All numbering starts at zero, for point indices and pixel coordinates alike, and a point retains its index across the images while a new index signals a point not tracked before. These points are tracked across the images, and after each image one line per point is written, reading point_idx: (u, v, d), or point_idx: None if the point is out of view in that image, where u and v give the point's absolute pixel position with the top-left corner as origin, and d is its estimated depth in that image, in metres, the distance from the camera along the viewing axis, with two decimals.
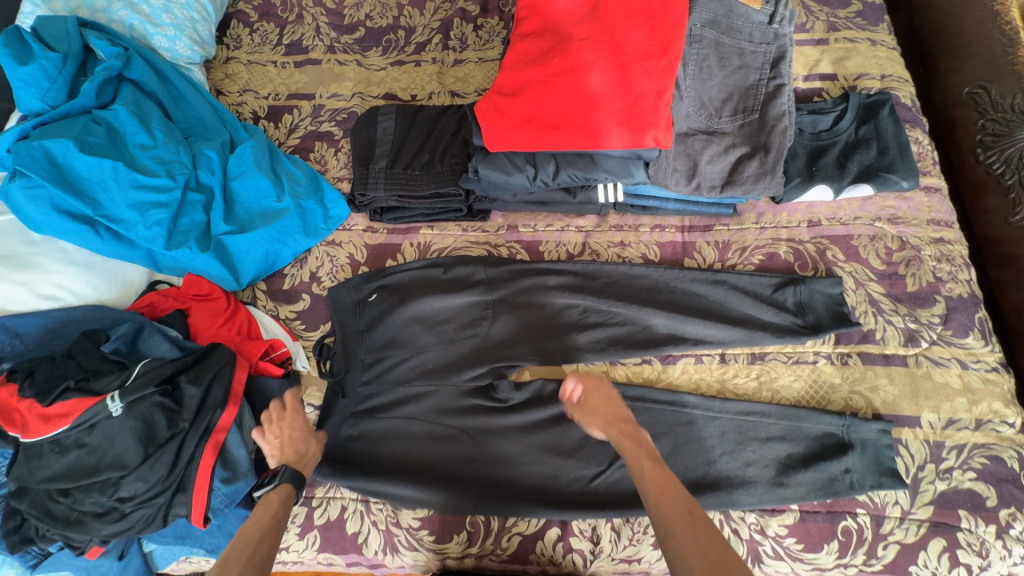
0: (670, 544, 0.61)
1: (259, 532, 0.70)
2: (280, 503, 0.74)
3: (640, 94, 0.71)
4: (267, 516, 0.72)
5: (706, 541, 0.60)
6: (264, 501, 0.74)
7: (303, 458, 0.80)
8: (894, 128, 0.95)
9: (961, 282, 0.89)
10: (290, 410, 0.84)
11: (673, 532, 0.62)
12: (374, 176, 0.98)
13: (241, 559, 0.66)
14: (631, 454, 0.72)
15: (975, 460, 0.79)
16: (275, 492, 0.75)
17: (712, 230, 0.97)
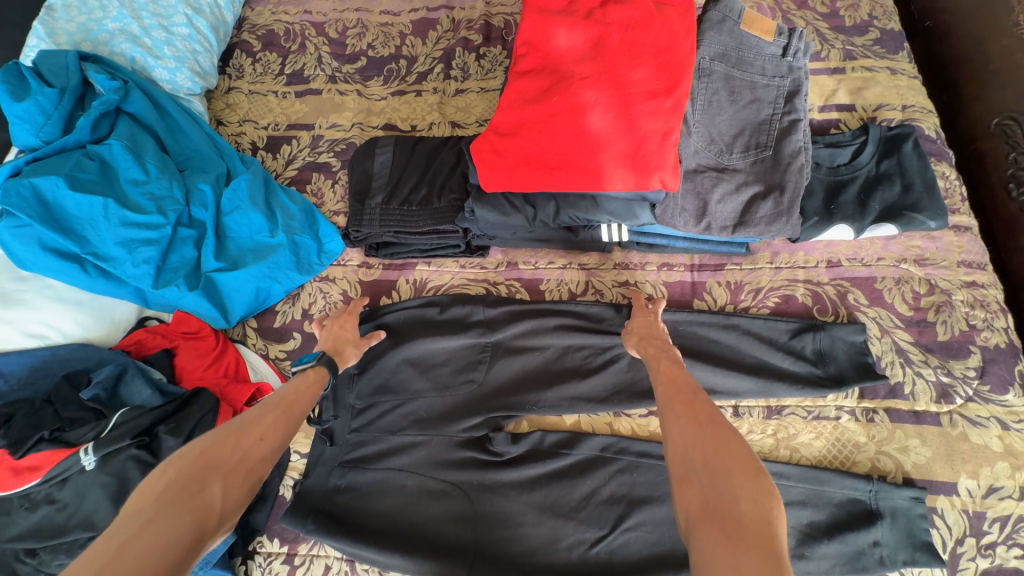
0: (666, 413, 0.59)
1: (295, 394, 0.70)
2: (315, 379, 0.75)
3: (645, 135, 0.67)
4: (303, 386, 0.73)
5: (700, 409, 0.57)
6: (302, 374, 0.75)
7: (338, 352, 0.82)
8: (918, 162, 0.89)
9: (998, 330, 0.82)
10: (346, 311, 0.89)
11: (671, 406, 0.60)
12: (369, 212, 0.95)
13: (275, 410, 0.66)
14: (652, 360, 0.71)
15: (1021, 534, 0.71)
16: (313, 370, 0.76)
17: (723, 270, 0.91)
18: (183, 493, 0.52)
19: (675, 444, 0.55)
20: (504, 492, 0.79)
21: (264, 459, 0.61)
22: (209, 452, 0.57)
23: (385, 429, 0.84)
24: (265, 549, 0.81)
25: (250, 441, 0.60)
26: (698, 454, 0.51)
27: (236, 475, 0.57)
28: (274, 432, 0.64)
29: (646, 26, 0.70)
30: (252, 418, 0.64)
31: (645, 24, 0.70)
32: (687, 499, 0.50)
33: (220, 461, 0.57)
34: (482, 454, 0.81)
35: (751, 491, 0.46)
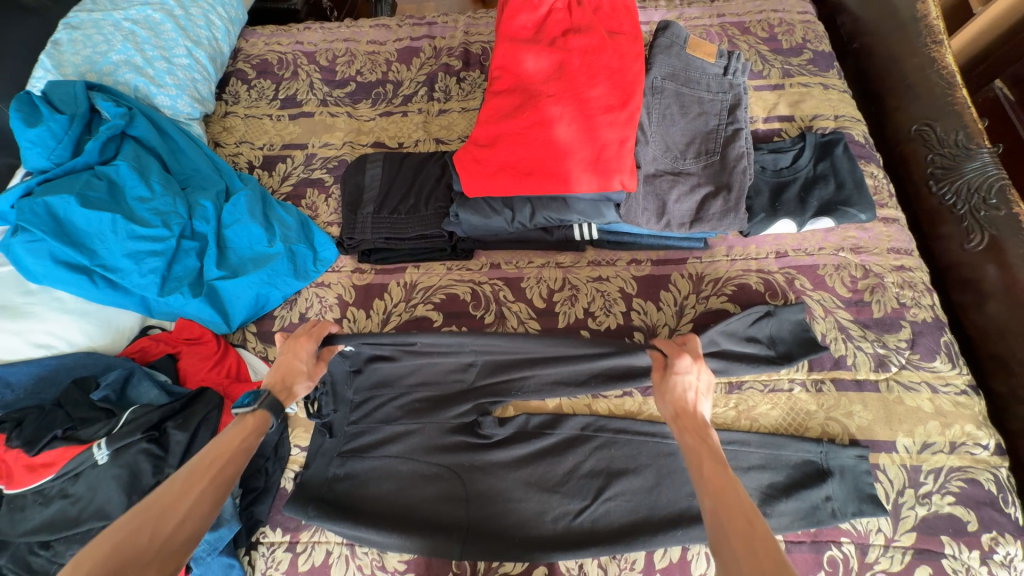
0: (721, 550, 0.51)
1: (227, 451, 0.62)
2: (254, 426, 0.67)
3: (605, 142, 0.77)
4: (238, 439, 0.64)
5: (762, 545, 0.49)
6: (238, 422, 0.67)
7: (287, 388, 0.74)
8: (848, 164, 1.02)
9: (924, 307, 0.93)
10: (301, 334, 0.80)
11: (725, 535, 0.52)
12: (362, 221, 1.03)
13: (203, 476, 0.58)
14: (691, 450, 0.64)
15: (953, 483, 0.80)
16: (251, 415, 0.68)
17: (686, 263, 1.02)
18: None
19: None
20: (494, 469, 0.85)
21: (187, 544, 0.54)
22: (122, 548, 0.49)
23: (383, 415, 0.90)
24: (267, 540, 0.85)
25: (171, 528, 0.53)
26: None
27: (151, 573, 0.50)
28: (201, 507, 0.56)
29: (601, 52, 0.81)
30: (171, 493, 0.56)
31: (600, 49, 0.81)
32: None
33: (135, 556, 0.49)
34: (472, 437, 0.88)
35: None
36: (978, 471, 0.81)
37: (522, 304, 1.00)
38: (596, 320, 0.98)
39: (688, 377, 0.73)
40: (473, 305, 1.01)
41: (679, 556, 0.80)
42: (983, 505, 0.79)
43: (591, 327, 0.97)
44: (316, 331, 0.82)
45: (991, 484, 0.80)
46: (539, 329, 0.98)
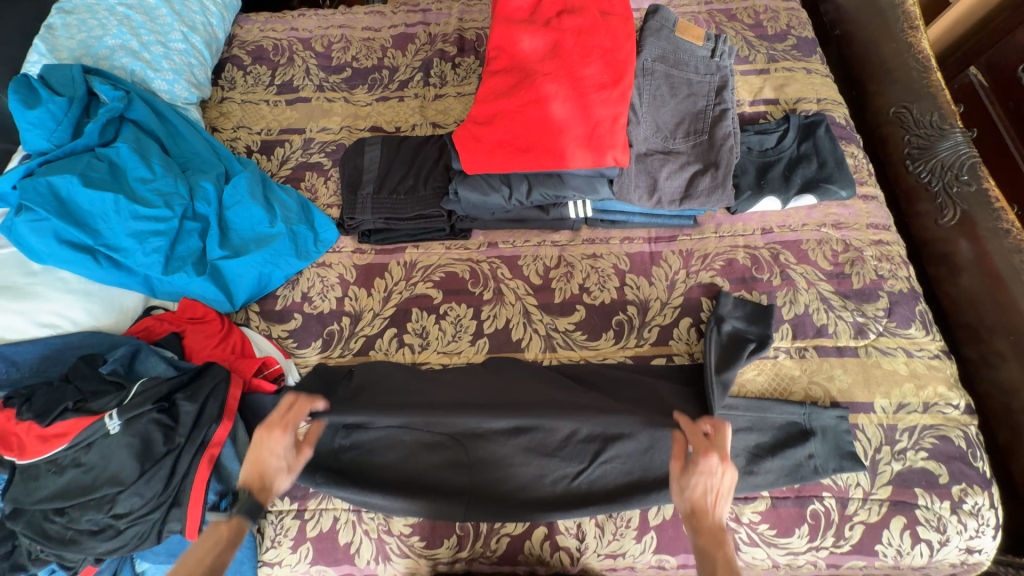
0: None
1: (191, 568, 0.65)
2: (227, 534, 0.70)
3: (598, 119, 0.80)
4: (211, 554, 0.68)
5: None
6: (216, 529, 0.71)
7: (264, 486, 0.74)
8: (830, 144, 1.07)
9: (901, 278, 0.98)
10: (273, 424, 0.76)
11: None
12: (361, 201, 1.06)
13: None
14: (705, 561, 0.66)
15: (926, 440, 0.85)
16: (227, 524, 0.71)
17: (676, 240, 1.06)
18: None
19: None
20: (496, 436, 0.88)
21: None
22: None
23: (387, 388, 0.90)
24: (275, 508, 0.87)
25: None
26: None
27: None
28: None
29: (594, 32, 0.84)
30: None
31: (592, 30, 0.84)
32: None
33: None
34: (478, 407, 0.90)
35: None
36: (950, 428, 0.86)
37: (520, 281, 1.03)
38: (591, 295, 1.01)
39: (711, 478, 0.71)
40: (472, 282, 1.04)
41: (672, 514, 0.84)
42: (954, 459, 0.84)
43: (586, 301, 1.01)
44: (291, 416, 0.77)
45: (961, 440, 0.85)
46: (536, 305, 1.01)
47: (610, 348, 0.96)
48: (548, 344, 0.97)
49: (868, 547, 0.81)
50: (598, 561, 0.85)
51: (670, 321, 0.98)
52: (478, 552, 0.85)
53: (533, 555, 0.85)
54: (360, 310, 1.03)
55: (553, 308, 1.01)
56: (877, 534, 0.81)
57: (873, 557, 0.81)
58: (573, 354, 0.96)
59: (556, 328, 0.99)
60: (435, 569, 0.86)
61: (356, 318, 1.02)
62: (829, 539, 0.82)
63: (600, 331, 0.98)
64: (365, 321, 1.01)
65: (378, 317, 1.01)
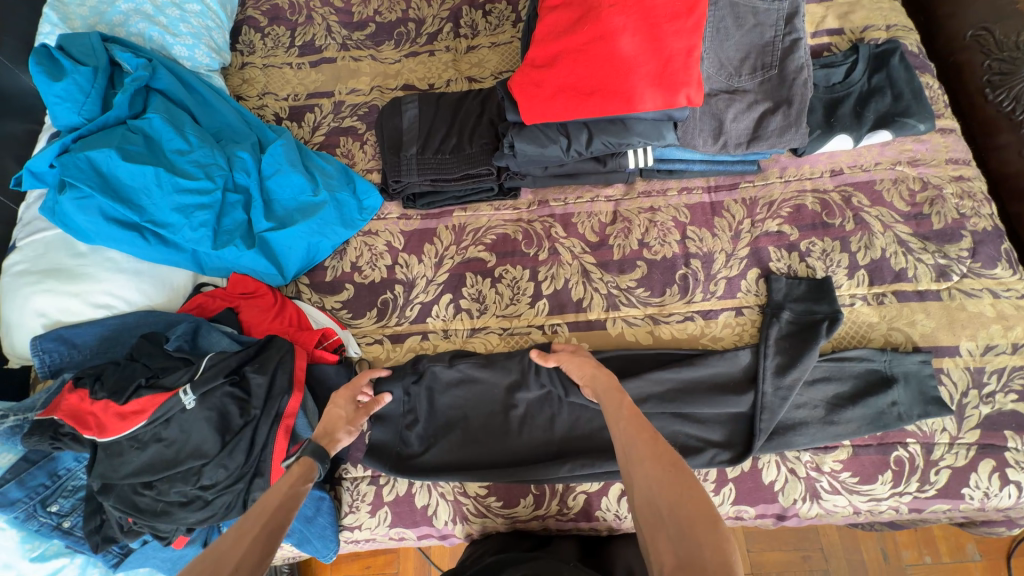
0: (629, 458, 0.59)
1: (278, 500, 0.64)
2: (299, 474, 0.69)
3: (671, 54, 0.74)
4: (285, 487, 0.66)
5: (658, 448, 0.59)
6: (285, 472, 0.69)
7: (329, 436, 0.77)
8: (905, 74, 0.99)
9: (984, 216, 0.92)
10: (342, 390, 0.83)
11: (634, 447, 0.60)
12: (405, 163, 1.01)
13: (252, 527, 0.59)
14: (610, 398, 0.70)
15: (1016, 382, 0.82)
16: (297, 466, 0.70)
17: (738, 188, 1.00)
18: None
19: (641, 492, 0.55)
20: (582, 444, 0.84)
21: None
22: None
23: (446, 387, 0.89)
24: (350, 475, 0.88)
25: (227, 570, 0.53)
26: (665, 503, 0.53)
27: None
28: (254, 551, 0.56)
29: None
30: (224, 544, 0.56)
31: None
32: (656, 550, 0.51)
33: None
34: (548, 409, 0.86)
35: (712, 547, 0.48)
36: None
37: (575, 239, 0.99)
38: (652, 250, 0.97)
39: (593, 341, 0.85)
40: (525, 244, 1.00)
41: (750, 465, 0.83)
42: None
43: (647, 257, 0.97)
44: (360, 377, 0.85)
45: None
46: (594, 263, 0.97)
47: (676, 304, 0.93)
48: (611, 302, 0.94)
49: (954, 491, 0.80)
50: None
51: (737, 273, 0.94)
52: (555, 510, 0.85)
53: (610, 512, 0.85)
54: (412, 277, 1.00)
55: (613, 266, 0.97)
56: (965, 478, 0.80)
57: (959, 500, 0.80)
58: (638, 312, 0.93)
59: (619, 286, 0.95)
60: (512, 527, 0.87)
61: (409, 285, 0.99)
62: (913, 485, 0.81)
63: (664, 286, 0.94)
64: (420, 288, 0.99)
65: (433, 284, 0.99)
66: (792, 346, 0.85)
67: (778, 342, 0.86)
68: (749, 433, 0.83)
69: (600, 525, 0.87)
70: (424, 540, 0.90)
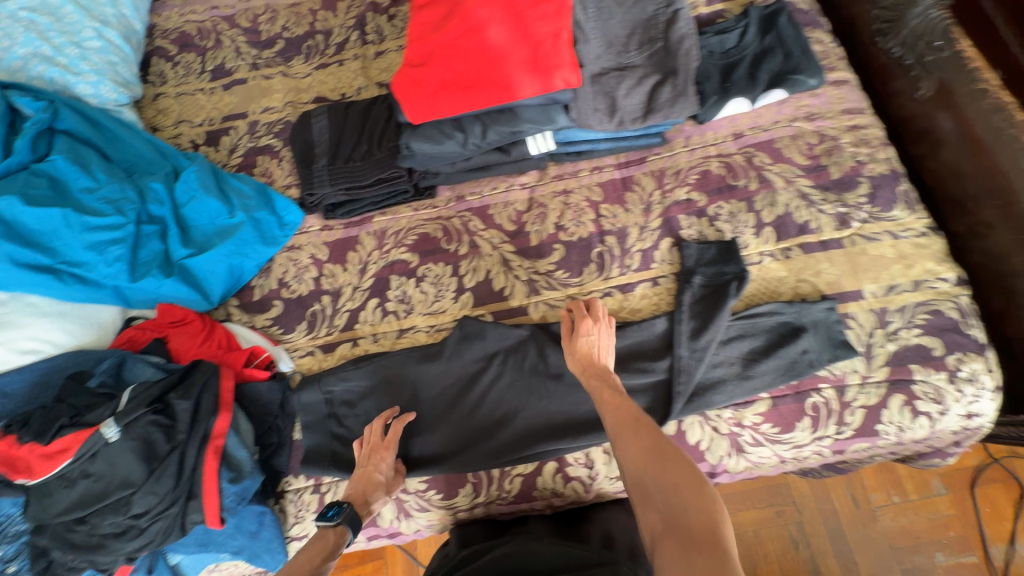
0: (618, 441, 0.64)
1: (308, 571, 0.67)
2: (333, 543, 0.72)
3: (540, 38, 0.76)
4: (318, 559, 0.69)
5: (643, 430, 0.64)
6: (321, 538, 0.73)
7: (366, 500, 0.79)
8: (793, 32, 1.01)
9: (880, 161, 0.96)
10: (378, 451, 0.82)
11: (621, 431, 0.65)
12: (317, 175, 1.02)
13: None
14: (594, 389, 0.74)
15: (919, 316, 0.85)
16: (332, 532, 0.74)
17: (646, 161, 1.03)
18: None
19: (630, 472, 0.61)
20: (508, 424, 0.86)
21: None
22: None
23: (376, 388, 0.91)
24: (293, 487, 0.89)
25: None
26: (651, 478, 0.58)
27: None
28: None
29: None
30: None
31: None
32: (647, 520, 0.57)
33: None
34: (474, 393, 0.88)
35: (698, 509, 0.53)
36: (941, 302, 0.86)
37: (494, 231, 1.01)
38: (568, 232, 0.99)
39: (592, 337, 0.80)
40: (445, 240, 1.02)
41: (675, 429, 0.85)
42: (947, 331, 0.84)
43: (563, 240, 0.99)
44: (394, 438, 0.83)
45: (953, 311, 0.85)
46: (514, 252, 0.99)
47: (594, 282, 0.95)
48: (532, 288, 0.96)
49: (869, 429, 0.83)
50: (611, 484, 0.87)
51: (651, 244, 0.96)
52: (495, 495, 0.87)
53: (547, 489, 0.86)
54: (338, 286, 1.01)
55: (531, 252, 0.99)
56: (878, 415, 0.83)
57: (875, 437, 0.83)
58: (559, 293, 0.95)
59: (538, 271, 0.97)
60: (456, 518, 0.89)
61: (336, 294, 1.01)
62: (831, 428, 0.83)
63: (581, 266, 0.96)
64: (346, 296, 1.00)
65: (359, 290, 1.00)
66: (703, 310, 0.88)
67: (691, 307, 0.88)
68: (668, 396, 0.85)
69: (541, 504, 0.88)
70: (376, 541, 0.93)
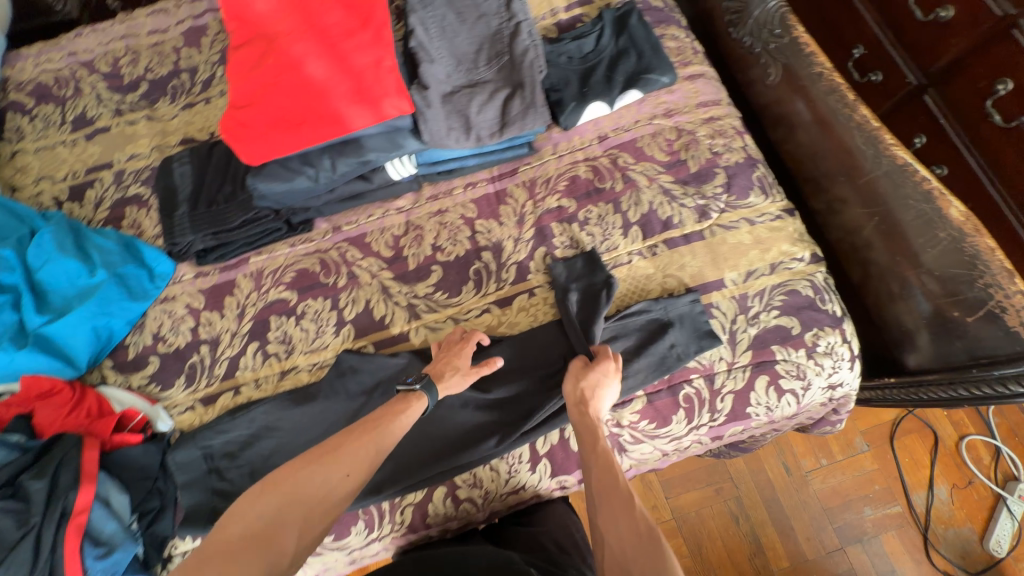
0: (606, 514, 0.65)
1: (393, 426, 0.75)
2: (413, 408, 0.78)
3: (360, 69, 0.76)
4: (395, 419, 0.76)
5: (632, 508, 0.64)
6: (403, 398, 0.79)
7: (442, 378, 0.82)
8: (643, 32, 1.04)
9: (735, 150, 0.99)
10: (460, 344, 0.86)
11: (610, 504, 0.65)
12: (179, 224, 0.99)
13: (367, 441, 0.73)
14: (586, 431, 0.74)
15: (776, 299, 0.89)
16: (412, 397, 0.79)
17: (518, 172, 1.03)
18: (251, 547, 0.61)
19: (614, 552, 0.61)
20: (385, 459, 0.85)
21: (344, 499, 0.69)
22: (296, 494, 0.67)
23: (259, 436, 0.88)
24: (179, 550, 0.86)
25: (340, 476, 0.69)
26: (635, 565, 0.58)
27: (319, 513, 0.67)
28: (360, 465, 0.71)
29: None
30: (331, 452, 0.71)
31: None
32: None
33: (307, 501, 0.67)
34: None
35: None
36: (797, 281, 0.90)
37: (371, 258, 1.00)
38: (445, 252, 0.99)
39: (602, 377, 0.79)
40: (323, 274, 1.00)
41: (558, 437, 0.87)
42: (803, 309, 0.88)
43: (441, 260, 0.98)
44: (472, 336, 0.87)
45: (808, 289, 0.89)
46: (392, 278, 0.98)
47: (472, 299, 0.95)
48: (412, 312, 0.95)
49: (741, 413, 0.86)
50: (504, 499, 0.87)
51: (526, 255, 0.97)
52: (389, 529, 0.85)
53: (440, 515, 0.86)
54: (217, 334, 0.98)
55: (410, 276, 0.98)
56: (746, 398, 0.86)
57: (747, 419, 0.86)
58: (438, 316, 0.95)
59: (417, 295, 0.96)
60: (354, 556, 0.88)
61: (214, 343, 0.97)
62: (705, 417, 0.86)
63: (460, 285, 0.96)
64: (225, 344, 0.97)
65: (238, 336, 0.97)
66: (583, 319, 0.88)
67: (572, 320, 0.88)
68: (523, 415, 0.85)
69: (438, 530, 0.87)
70: None
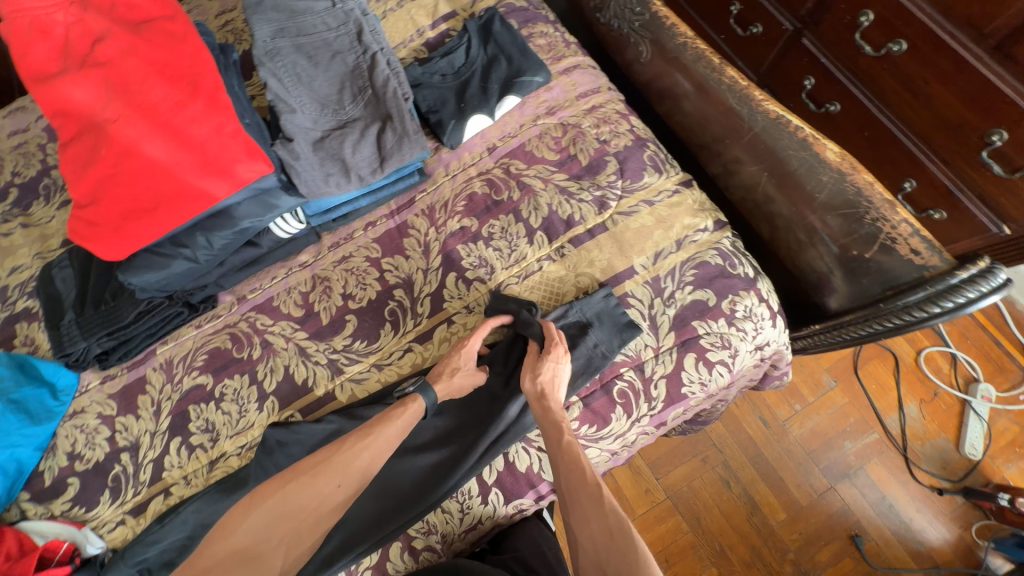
0: (577, 514, 0.69)
1: (385, 439, 0.76)
2: (405, 415, 0.78)
3: (201, 140, 0.73)
4: (387, 429, 0.77)
5: (602, 505, 0.68)
6: (401, 405, 0.80)
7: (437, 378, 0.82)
8: (508, 35, 1.03)
9: (622, 134, 0.99)
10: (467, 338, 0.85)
11: (580, 503, 0.69)
12: (68, 333, 0.94)
13: (359, 451, 0.75)
14: (550, 428, 0.75)
15: (687, 274, 0.89)
16: (410, 400, 0.80)
17: (415, 202, 1.01)
18: (240, 560, 0.72)
19: (587, 546, 0.67)
20: (334, 529, 0.81)
21: (333, 510, 0.75)
22: (285, 506, 0.74)
23: (196, 535, 0.84)
24: None
25: (331, 489, 0.74)
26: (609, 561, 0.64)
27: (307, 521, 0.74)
28: (350, 480, 0.75)
29: (137, 56, 0.78)
30: (321, 463, 0.76)
31: (131, 59, 0.77)
32: None
33: (295, 513, 0.74)
34: None
35: None
36: (704, 252, 0.90)
37: (282, 322, 0.96)
38: (356, 299, 0.95)
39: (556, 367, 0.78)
40: (236, 349, 0.95)
41: (504, 463, 0.85)
42: (716, 279, 0.88)
43: (354, 307, 0.95)
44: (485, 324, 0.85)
45: (717, 258, 0.90)
46: (308, 338, 0.94)
47: (392, 342, 0.92)
48: (334, 369, 0.92)
49: (677, 395, 0.85)
50: (463, 538, 0.84)
51: (438, 284, 0.94)
52: None
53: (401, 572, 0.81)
54: (136, 438, 0.92)
55: (325, 331, 0.94)
56: (679, 379, 0.85)
57: (685, 400, 0.85)
58: (361, 366, 0.91)
59: (336, 349, 0.93)
60: None
61: (135, 448, 0.91)
62: (643, 407, 0.85)
63: (378, 329, 0.93)
64: (146, 446, 0.91)
65: (158, 435, 0.92)
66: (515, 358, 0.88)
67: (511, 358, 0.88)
68: (476, 440, 0.83)
69: None
70: None
